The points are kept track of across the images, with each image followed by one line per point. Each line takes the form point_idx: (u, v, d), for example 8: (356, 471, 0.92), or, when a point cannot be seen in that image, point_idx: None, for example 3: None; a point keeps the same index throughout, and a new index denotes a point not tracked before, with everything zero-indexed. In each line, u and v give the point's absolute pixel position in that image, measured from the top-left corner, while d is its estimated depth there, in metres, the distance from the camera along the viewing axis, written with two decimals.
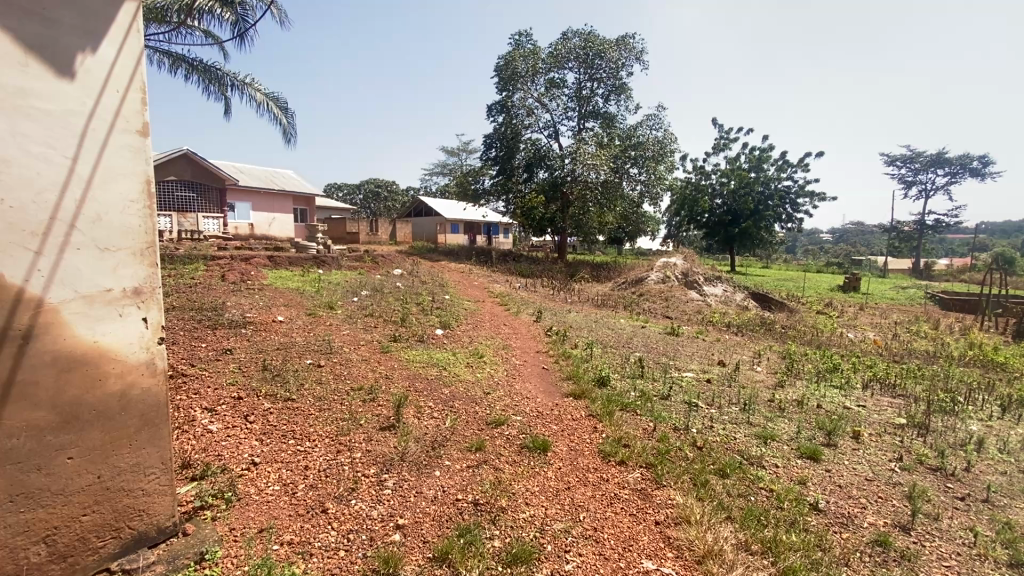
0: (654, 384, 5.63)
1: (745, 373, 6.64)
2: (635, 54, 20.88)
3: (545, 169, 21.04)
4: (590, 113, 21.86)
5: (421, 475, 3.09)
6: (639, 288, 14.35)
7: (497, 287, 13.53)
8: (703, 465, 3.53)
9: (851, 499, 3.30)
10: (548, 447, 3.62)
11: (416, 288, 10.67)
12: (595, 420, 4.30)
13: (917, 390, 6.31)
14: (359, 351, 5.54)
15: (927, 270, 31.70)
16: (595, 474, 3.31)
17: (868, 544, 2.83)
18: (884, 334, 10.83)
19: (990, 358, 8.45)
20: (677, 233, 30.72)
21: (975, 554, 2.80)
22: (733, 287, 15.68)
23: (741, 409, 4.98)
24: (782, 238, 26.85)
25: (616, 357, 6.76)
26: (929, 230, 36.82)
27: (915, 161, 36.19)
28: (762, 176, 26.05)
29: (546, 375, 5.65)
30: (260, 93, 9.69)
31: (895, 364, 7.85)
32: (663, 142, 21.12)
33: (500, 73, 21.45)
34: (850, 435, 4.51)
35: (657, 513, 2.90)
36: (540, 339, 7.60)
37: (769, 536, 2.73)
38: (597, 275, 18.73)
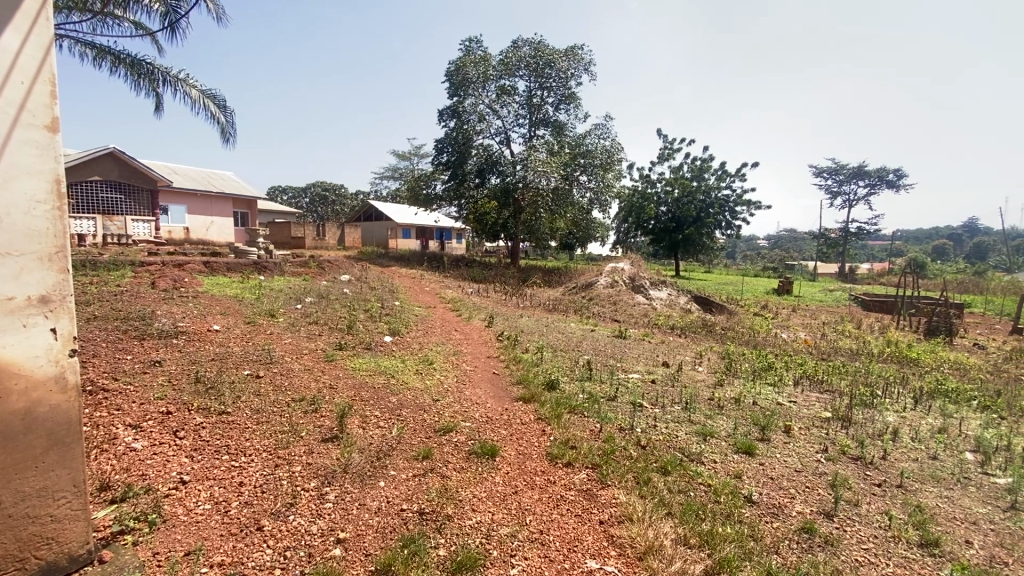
0: (602, 386, 5.75)
1: (687, 373, 6.92)
2: (584, 64, 21.38)
3: (497, 175, 21.12)
4: (541, 121, 22.18)
5: (365, 487, 3.00)
6: (589, 292, 14.65)
7: (449, 293, 13.42)
8: (646, 463, 3.64)
9: (781, 490, 3.49)
10: (496, 452, 3.61)
11: (364, 294, 10.40)
12: (544, 423, 4.35)
13: (842, 386, 6.77)
14: (302, 361, 5.33)
15: (851, 274, 34.20)
16: (542, 477, 3.34)
17: (795, 532, 3.00)
18: (814, 334, 11.59)
19: (905, 354, 9.20)
20: (625, 240, 31.62)
21: (890, 537, 3.03)
22: (677, 291, 16.28)
23: (682, 408, 5.17)
24: (721, 244, 28.24)
25: (566, 361, 6.86)
26: (853, 237, 39.71)
27: (840, 172, 38.97)
28: (703, 185, 27.31)
29: (496, 381, 5.65)
30: (196, 90, 9.20)
31: (822, 361, 8.41)
32: (611, 151, 21.70)
33: (450, 78, 21.46)
34: (782, 429, 4.79)
35: (602, 513, 2.96)
36: (491, 344, 7.59)
37: (706, 529, 2.84)
38: (549, 280, 18.98)
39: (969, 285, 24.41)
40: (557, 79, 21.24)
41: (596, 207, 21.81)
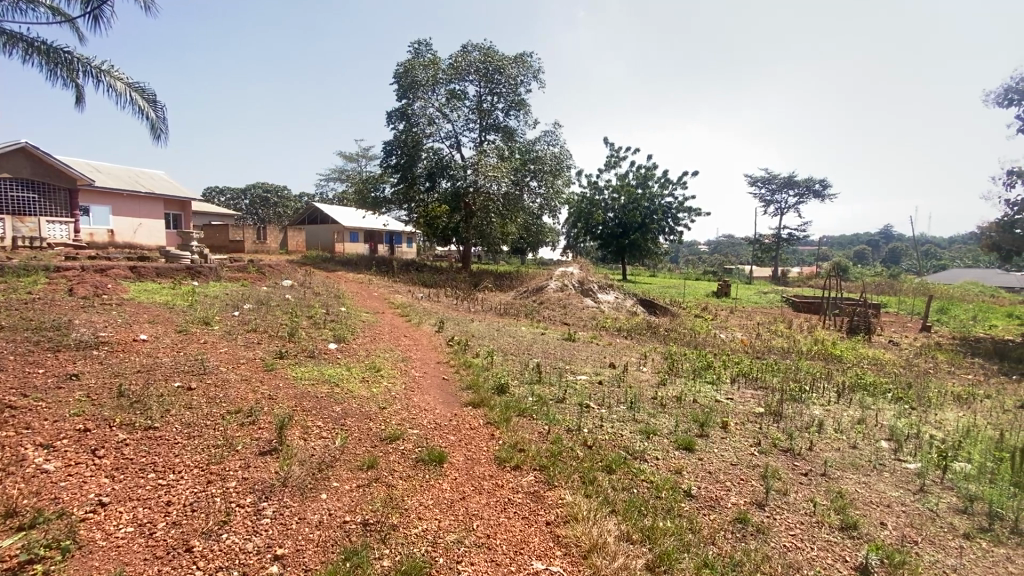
0: (550, 389, 5.82)
1: (632, 373, 7.15)
2: (532, 72, 21.66)
3: (447, 179, 20.98)
4: (490, 126, 22.27)
5: (305, 500, 2.89)
6: (539, 296, 14.85)
7: (398, 298, 13.20)
8: (592, 463, 3.72)
9: (718, 484, 3.66)
10: (444, 459, 3.58)
11: (308, 300, 10.03)
12: (492, 427, 4.35)
13: (774, 382, 7.18)
14: (239, 371, 5.08)
15: (784, 278, 36.42)
16: (490, 481, 3.35)
17: (730, 523, 3.15)
18: (749, 334, 12.28)
19: (830, 352, 9.90)
20: (575, 245, 32.20)
21: (815, 523, 3.24)
22: (624, 294, 16.75)
23: (627, 407, 5.34)
24: (665, 249, 29.34)
25: (515, 364, 6.91)
26: (784, 242, 42.35)
27: (772, 182, 41.48)
28: (648, 192, 28.31)
29: (445, 386, 5.60)
30: (122, 82, 8.59)
31: (757, 360, 8.92)
32: (559, 157, 22.09)
33: (398, 80, 21.19)
34: (719, 425, 5.03)
35: (548, 514, 3.00)
36: (441, 349, 7.53)
37: (648, 524, 2.94)
38: (500, 284, 19.05)
39: (885, 287, 26.60)
40: (506, 85, 21.40)
41: (546, 213, 22.10)
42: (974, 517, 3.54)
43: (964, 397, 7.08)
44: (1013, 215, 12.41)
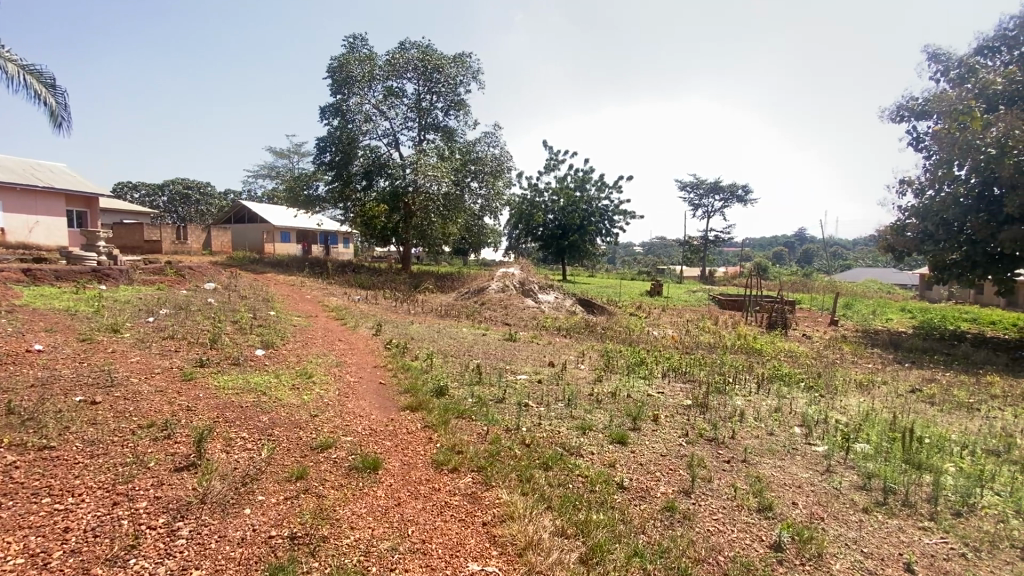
0: (490, 389, 5.83)
1: (570, 371, 7.32)
2: (472, 72, 21.62)
3: (385, 178, 20.48)
4: (430, 125, 21.99)
5: (226, 517, 2.73)
6: (480, 297, 14.83)
7: (333, 300, 12.72)
8: (529, 461, 3.77)
9: (648, 474, 3.83)
10: (379, 465, 3.50)
11: (233, 304, 9.45)
12: (430, 431, 4.29)
13: (702, 376, 7.59)
14: (153, 382, 4.69)
15: (711, 277, 38.66)
16: (426, 485, 3.30)
17: (659, 511, 3.30)
18: (680, 330, 12.93)
19: (751, 346, 10.61)
20: (516, 246, 32.49)
21: (736, 506, 3.46)
22: (563, 294, 17.07)
23: (565, 405, 5.45)
24: (603, 250, 30.25)
25: (455, 366, 6.86)
26: (711, 244, 44.93)
27: (699, 187, 43.87)
28: (585, 195, 29.08)
29: (382, 391, 5.45)
30: (13, 63, 7.68)
31: (686, 355, 9.41)
32: (500, 159, 22.19)
33: (332, 75, 20.49)
34: (651, 418, 5.25)
35: (485, 514, 3.00)
36: (378, 353, 7.34)
37: (581, 518, 3.02)
38: (441, 285, 18.85)
39: (798, 285, 28.87)
40: (446, 85, 21.19)
41: (487, 214, 22.10)
42: (872, 492, 3.92)
43: (865, 384, 7.82)
44: (904, 219, 13.87)
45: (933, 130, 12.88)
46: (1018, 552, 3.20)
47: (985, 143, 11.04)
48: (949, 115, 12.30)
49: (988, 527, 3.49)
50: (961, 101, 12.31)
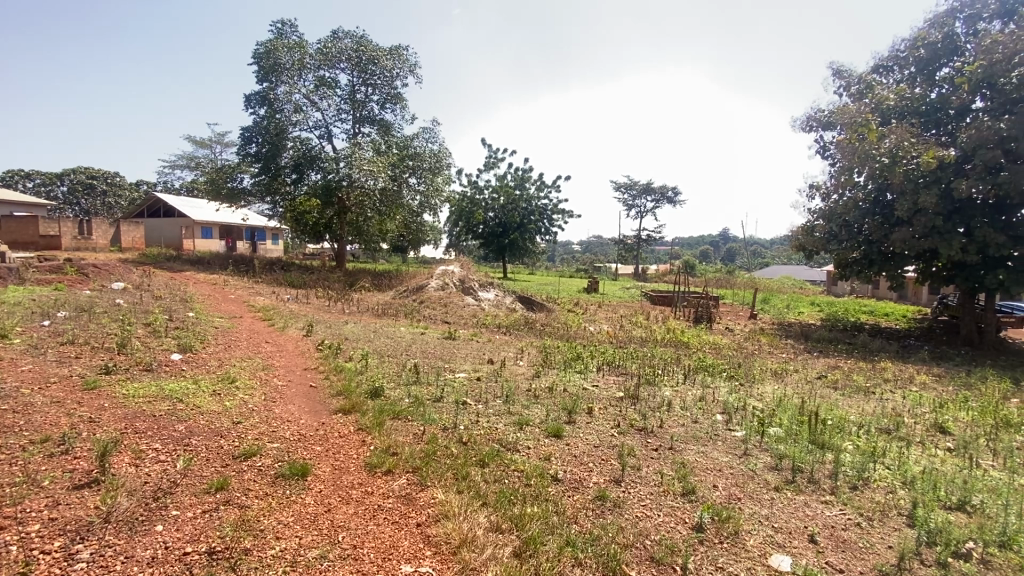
0: (428, 388, 5.77)
1: (509, 368, 7.39)
2: (408, 66, 21.19)
3: (317, 171, 19.65)
4: (365, 118, 21.34)
5: (136, 536, 2.53)
6: (419, 296, 14.58)
7: (261, 300, 12.05)
8: (466, 459, 3.77)
9: (582, 465, 3.95)
10: (308, 471, 3.37)
11: (146, 304, 8.72)
12: (364, 433, 4.17)
13: (634, 369, 7.91)
14: (48, 392, 4.23)
15: (644, 275, 40.36)
16: (359, 489, 3.21)
17: (591, 501, 3.42)
18: (615, 325, 13.40)
19: (679, 339, 11.20)
20: (456, 244, 32.31)
21: (662, 492, 3.65)
22: (503, 292, 17.13)
23: (503, 401, 5.50)
24: (542, 249, 30.72)
25: (392, 366, 6.72)
26: (644, 243, 46.88)
27: (633, 188, 45.61)
28: (525, 194, 29.43)
29: (313, 394, 5.23)
30: None
31: (620, 349, 9.78)
32: (438, 155, 21.94)
33: (258, 61, 19.38)
34: (585, 411, 5.42)
35: (419, 515, 2.97)
36: (309, 354, 7.05)
37: (517, 512, 3.07)
38: (378, 283, 18.37)
39: (723, 282, 30.77)
40: (381, 77, 20.60)
41: (426, 211, 21.81)
42: (782, 472, 4.27)
43: (780, 373, 8.49)
44: (813, 221, 15.15)
45: (838, 140, 14.13)
46: (903, 518, 3.61)
47: (880, 153, 12.25)
48: (851, 127, 13.54)
49: (879, 498, 3.91)
50: (860, 114, 13.59)
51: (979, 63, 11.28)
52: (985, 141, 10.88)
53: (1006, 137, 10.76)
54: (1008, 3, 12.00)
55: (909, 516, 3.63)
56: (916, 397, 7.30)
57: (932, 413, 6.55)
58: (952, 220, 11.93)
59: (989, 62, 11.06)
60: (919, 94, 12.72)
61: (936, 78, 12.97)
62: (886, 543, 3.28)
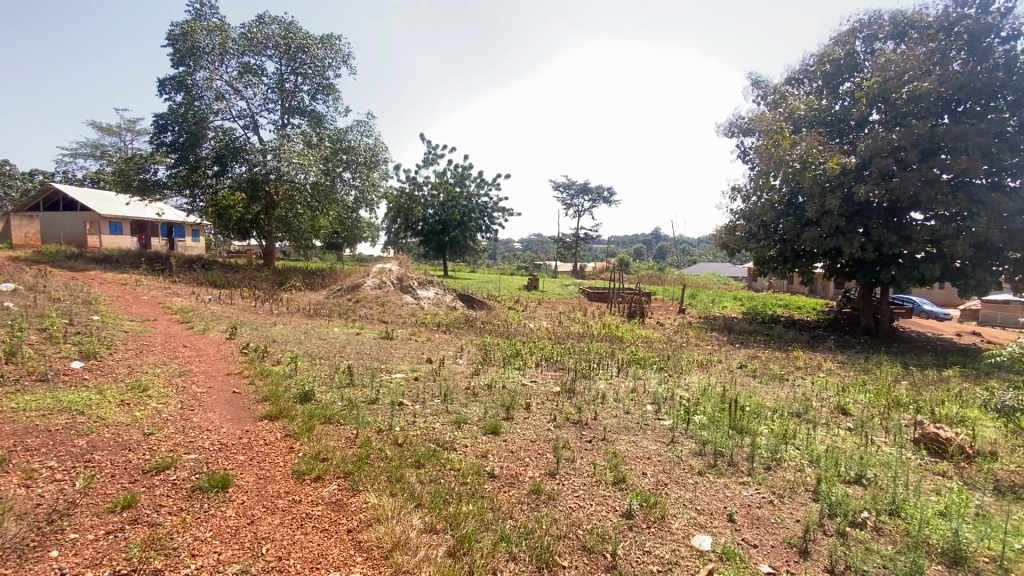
0: (362, 390, 5.61)
1: (448, 367, 7.33)
2: (341, 56, 20.44)
3: (241, 164, 18.52)
4: (294, 109, 20.35)
5: (25, 563, 2.28)
6: (354, 295, 14.14)
7: (178, 302, 11.19)
8: (400, 460, 3.71)
9: (518, 460, 4.00)
10: (229, 482, 3.18)
11: (42, 307, 7.86)
12: (292, 440, 3.99)
13: (571, 364, 8.11)
14: None
15: (582, 272, 41.42)
16: (285, 498, 3.07)
17: (526, 495, 3.47)
18: (553, 322, 13.66)
19: (614, 334, 11.61)
20: (395, 241, 31.65)
21: (595, 482, 3.77)
22: (443, 290, 16.94)
23: (441, 400, 5.46)
24: (483, 246, 30.70)
25: (325, 368, 6.49)
26: (582, 241, 48.08)
27: (571, 188, 46.61)
28: (464, 191, 29.32)
29: (236, 401, 4.94)
30: None
31: (558, 344, 9.98)
32: (374, 149, 21.34)
33: (173, 44, 17.99)
34: (523, 406, 5.50)
35: (350, 521, 2.89)
36: (233, 358, 6.64)
37: (452, 511, 3.06)
38: (310, 282, 17.60)
39: (655, 278, 32.17)
40: (312, 67, 19.72)
41: (362, 207, 21.15)
42: (705, 457, 4.55)
43: (705, 364, 9.02)
44: (734, 221, 16.18)
45: (756, 145, 15.17)
46: (809, 494, 3.95)
47: (792, 159, 13.29)
48: (767, 133, 14.60)
49: (789, 476, 4.25)
50: (775, 122, 14.67)
51: (875, 79, 12.55)
52: (880, 150, 12.09)
53: (897, 147, 12.03)
54: (899, 27, 13.38)
55: (814, 491, 3.98)
56: (823, 382, 8.01)
57: (836, 396, 7.21)
58: (853, 221, 13.17)
59: (883, 79, 12.34)
60: (825, 106, 13.92)
61: (839, 91, 14.24)
62: (795, 517, 3.57)
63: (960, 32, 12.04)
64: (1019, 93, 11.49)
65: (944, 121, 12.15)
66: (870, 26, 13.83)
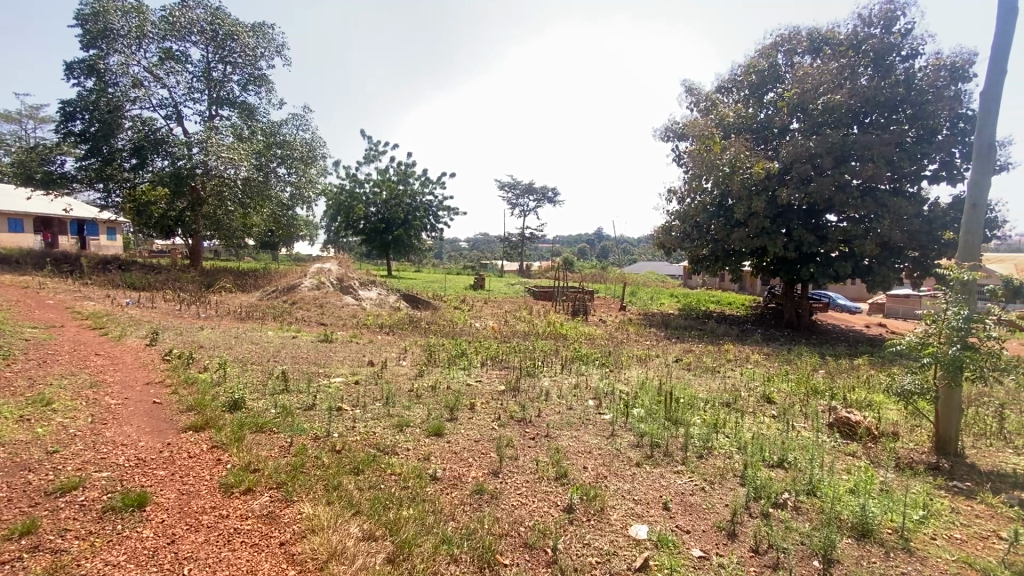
0: (298, 396, 5.38)
1: (391, 369, 7.17)
2: (274, 46, 19.48)
3: (163, 156, 17.22)
4: (223, 100, 19.17)
5: None
6: (290, 296, 13.54)
7: (90, 306, 10.26)
8: (338, 467, 3.60)
9: (461, 461, 3.98)
10: (147, 500, 2.95)
11: None
12: (219, 451, 3.76)
13: (516, 362, 8.17)
14: None
15: (528, 271, 41.89)
16: (211, 514, 2.89)
17: (469, 495, 3.47)
18: (499, 321, 13.71)
19: (559, 332, 11.82)
20: (335, 239, 30.64)
21: (538, 479, 3.81)
22: (386, 290, 16.54)
23: (383, 404, 5.33)
24: (428, 245, 30.31)
25: (258, 374, 6.17)
26: (528, 241, 48.61)
27: (516, 188, 47.04)
28: (408, 189, 28.83)
29: (157, 412, 4.58)
30: None
31: (504, 343, 10.02)
32: (311, 144, 20.53)
33: (82, 24, 16.49)
34: (467, 406, 5.48)
35: (283, 533, 2.77)
36: (153, 366, 6.17)
37: (391, 517, 3.00)
38: (242, 283, 16.67)
39: (598, 277, 33.05)
40: (242, 56, 18.65)
41: (298, 204, 20.29)
42: (643, 448, 4.73)
43: (644, 358, 9.38)
44: (670, 221, 16.91)
45: (689, 149, 15.92)
46: (737, 479, 4.19)
47: (722, 163, 14.05)
48: (699, 138, 15.36)
49: (719, 463, 4.50)
50: (707, 128, 15.44)
51: (795, 91, 13.51)
52: (799, 156, 13.04)
53: (814, 154, 13.00)
54: (814, 42, 14.43)
55: (742, 476, 4.23)
56: (751, 373, 8.54)
57: (762, 386, 7.71)
58: (776, 222, 14.09)
59: (802, 90, 13.29)
60: (751, 114, 14.81)
61: (764, 101, 15.19)
62: (723, 502, 3.78)
63: (867, 50, 13.15)
64: (917, 107, 12.73)
65: (853, 131, 13.26)
66: (790, 41, 14.86)
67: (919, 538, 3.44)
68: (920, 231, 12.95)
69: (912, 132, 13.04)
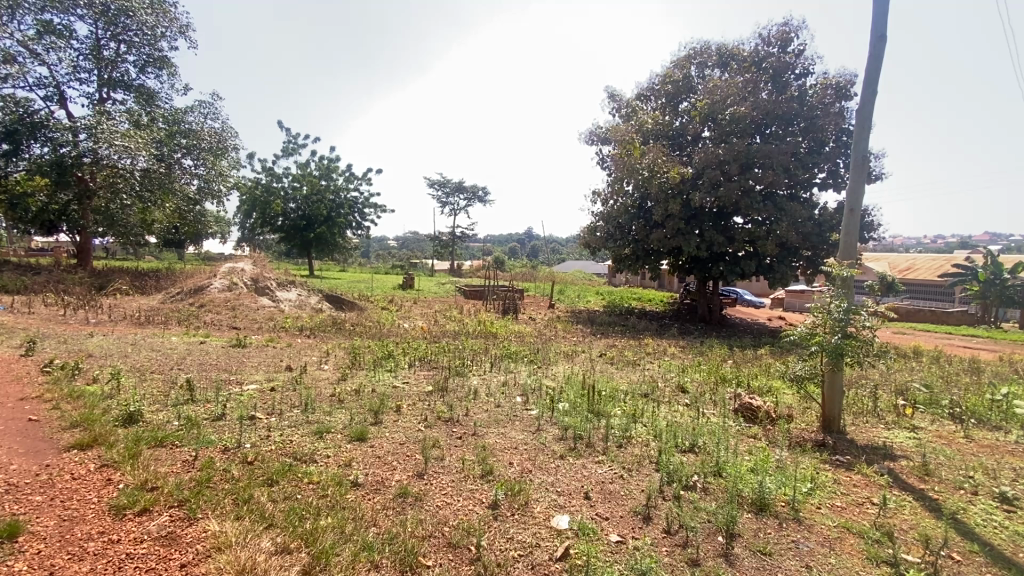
0: (205, 406, 5.00)
1: (312, 374, 6.85)
2: (177, 26, 17.93)
3: (42, 142, 15.27)
4: (116, 81, 17.31)
5: None
6: (197, 298, 12.52)
7: None
8: (250, 480, 3.40)
9: (385, 466, 3.90)
10: (20, 530, 2.62)
11: None
12: (110, 470, 3.42)
13: (445, 362, 8.11)
14: None
15: (458, 270, 41.75)
16: (100, 540, 2.63)
17: (391, 499, 3.41)
18: (428, 321, 13.52)
19: (488, 330, 11.85)
20: (250, 237, 28.74)
21: (464, 478, 3.81)
22: (306, 291, 15.72)
23: (302, 410, 5.08)
24: (353, 244, 29.25)
25: (159, 384, 5.64)
26: (458, 239, 48.40)
27: (445, 185, 46.68)
28: (332, 185, 27.64)
29: (33, 431, 4.06)
30: None
31: (432, 343, 9.91)
32: (220, 134, 19.10)
33: None
34: (393, 409, 5.37)
35: (184, 554, 2.58)
36: (31, 379, 5.46)
37: (307, 528, 2.88)
38: (140, 285, 15.16)
39: (527, 275, 33.60)
40: (139, 34, 16.96)
41: (207, 198, 18.81)
42: (567, 441, 4.88)
43: (570, 355, 9.65)
44: (595, 222, 17.53)
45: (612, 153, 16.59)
46: (652, 465, 4.44)
47: (642, 167, 14.78)
48: (621, 143, 16.06)
49: (637, 451, 4.75)
50: (628, 133, 16.16)
51: (706, 101, 14.49)
52: (709, 162, 14.01)
53: (722, 160, 14.04)
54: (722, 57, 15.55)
55: (656, 462, 4.50)
56: (667, 365, 9.08)
57: (677, 377, 8.23)
58: (690, 223, 15.05)
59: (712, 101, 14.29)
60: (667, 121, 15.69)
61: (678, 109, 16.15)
62: (640, 488, 4.00)
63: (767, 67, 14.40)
64: (808, 121, 14.12)
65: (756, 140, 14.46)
66: (701, 54, 15.92)
67: (807, 508, 3.85)
68: (812, 232, 14.39)
69: (805, 143, 14.44)
